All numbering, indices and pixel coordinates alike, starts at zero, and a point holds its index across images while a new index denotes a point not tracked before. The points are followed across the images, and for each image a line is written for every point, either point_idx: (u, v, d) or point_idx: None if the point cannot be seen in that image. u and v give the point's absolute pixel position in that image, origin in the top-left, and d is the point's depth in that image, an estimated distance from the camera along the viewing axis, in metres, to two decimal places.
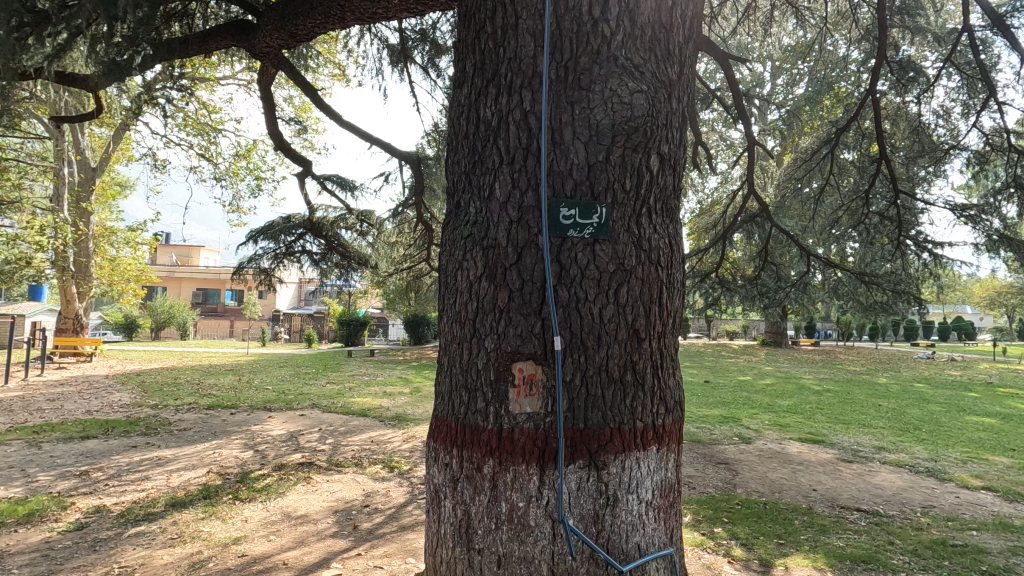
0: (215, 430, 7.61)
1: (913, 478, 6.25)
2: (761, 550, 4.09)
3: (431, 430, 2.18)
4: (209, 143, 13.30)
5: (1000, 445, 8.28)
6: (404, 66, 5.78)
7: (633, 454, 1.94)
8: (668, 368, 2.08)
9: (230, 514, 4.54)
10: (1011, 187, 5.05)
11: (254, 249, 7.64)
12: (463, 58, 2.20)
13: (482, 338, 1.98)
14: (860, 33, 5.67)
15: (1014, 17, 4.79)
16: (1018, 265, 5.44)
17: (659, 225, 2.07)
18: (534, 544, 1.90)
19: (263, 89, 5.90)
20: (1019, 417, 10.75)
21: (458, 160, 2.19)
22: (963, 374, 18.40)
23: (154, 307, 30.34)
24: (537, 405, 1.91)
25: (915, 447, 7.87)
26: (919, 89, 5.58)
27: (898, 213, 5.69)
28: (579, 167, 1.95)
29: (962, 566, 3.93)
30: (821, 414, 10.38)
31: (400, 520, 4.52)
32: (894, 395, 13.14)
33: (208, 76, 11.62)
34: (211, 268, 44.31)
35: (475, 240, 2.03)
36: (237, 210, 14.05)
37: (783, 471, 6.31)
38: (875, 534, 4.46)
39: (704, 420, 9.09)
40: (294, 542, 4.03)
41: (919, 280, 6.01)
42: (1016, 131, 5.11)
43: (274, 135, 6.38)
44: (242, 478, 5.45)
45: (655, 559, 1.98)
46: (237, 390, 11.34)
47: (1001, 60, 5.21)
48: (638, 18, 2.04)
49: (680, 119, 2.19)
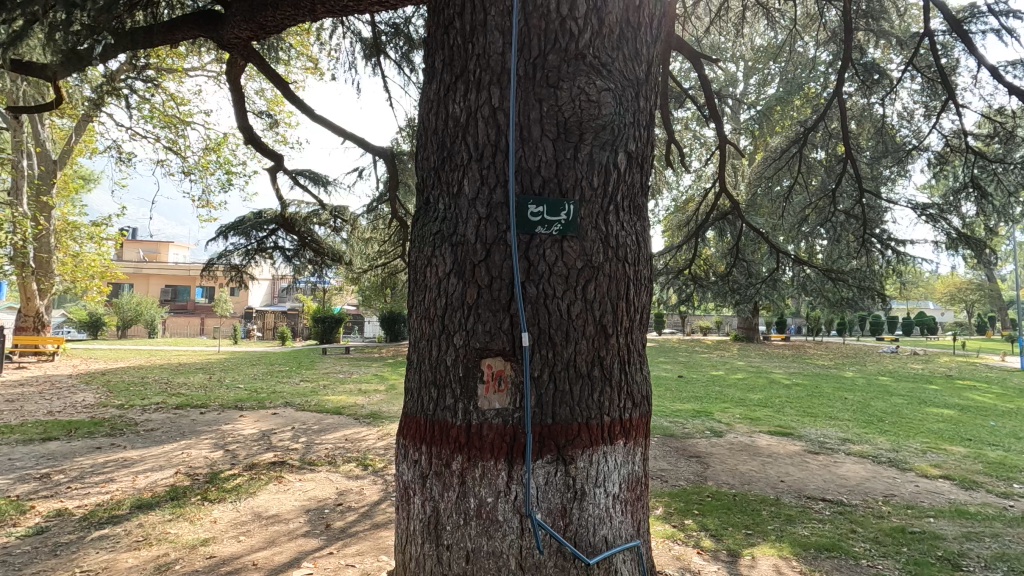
0: (184, 430, 7.44)
1: (875, 469, 6.47)
2: (729, 540, 4.19)
3: (400, 426, 2.18)
4: (177, 136, 12.91)
5: (957, 435, 8.59)
6: (377, 60, 5.71)
7: (600, 448, 1.96)
8: (635, 363, 2.11)
9: (198, 515, 4.46)
10: (970, 187, 5.23)
11: (224, 245, 7.50)
12: (433, 53, 2.19)
13: (451, 335, 1.98)
14: (828, 36, 5.79)
15: (972, 23, 4.94)
16: (976, 262, 5.64)
17: (627, 222, 2.10)
18: (502, 538, 1.91)
19: (232, 82, 5.74)
20: (975, 408, 11.20)
21: (427, 155, 2.17)
22: (925, 368, 19.09)
23: (121, 304, 29.47)
24: (505, 402, 1.92)
25: (878, 438, 8.13)
26: (883, 91, 5.75)
27: (864, 212, 5.86)
28: (546, 164, 1.96)
29: (919, 552, 4.08)
30: (790, 407, 10.63)
31: (374, 518, 4.50)
32: (860, 388, 13.54)
33: (176, 67, 11.29)
34: (180, 265, 43.19)
35: (444, 236, 2.03)
36: (207, 205, 13.70)
37: (752, 464, 6.45)
38: (839, 524, 4.60)
39: (677, 414, 9.23)
40: (264, 542, 3.98)
41: (883, 277, 6.19)
42: (974, 133, 5.30)
43: (245, 129, 6.25)
44: (212, 478, 5.36)
45: (622, 551, 2.01)
46: (207, 389, 11.08)
47: (961, 64, 5.39)
48: (606, 16, 2.05)
49: (648, 118, 2.22)
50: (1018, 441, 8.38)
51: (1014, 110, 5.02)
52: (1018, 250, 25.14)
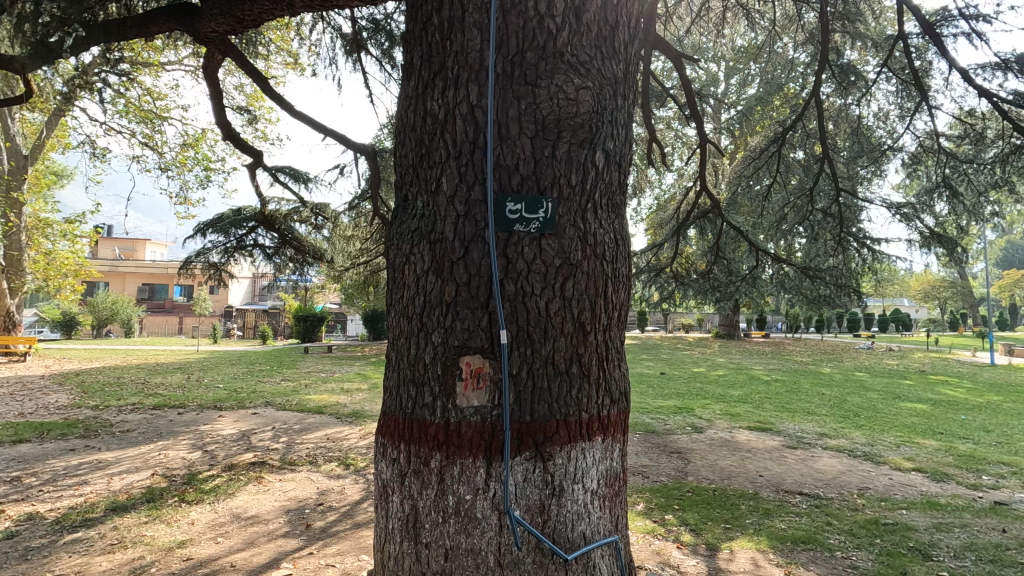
0: (161, 431, 7.31)
1: (851, 462, 6.61)
2: (708, 534, 4.25)
3: (378, 425, 2.18)
4: (153, 131, 12.64)
5: (929, 429, 8.82)
6: (358, 56, 5.65)
7: (579, 445, 1.97)
8: (613, 360, 2.12)
9: (175, 516, 4.40)
10: (942, 187, 5.36)
11: (202, 243, 7.37)
12: (411, 49, 2.18)
13: (429, 333, 1.98)
14: (806, 37, 5.88)
15: (944, 27, 5.05)
16: (948, 260, 5.79)
17: (605, 220, 2.11)
18: (481, 535, 1.91)
19: (209, 78, 5.64)
20: (947, 402, 11.52)
21: (406, 153, 2.17)
22: (900, 364, 19.56)
23: (95, 303, 28.77)
24: (483, 399, 1.92)
25: (854, 433, 8.31)
26: (859, 92, 5.86)
27: (840, 211, 5.99)
28: (524, 161, 1.96)
29: (891, 543, 4.18)
30: (769, 403, 10.81)
31: (356, 517, 4.47)
32: (837, 384, 13.83)
33: (152, 60, 11.05)
34: (158, 262, 42.40)
35: (422, 234, 2.03)
36: (185, 201, 13.44)
37: (732, 459, 6.55)
38: (815, 517, 4.69)
39: (658, 411, 9.34)
40: (243, 544, 3.93)
41: (860, 275, 6.29)
42: (947, 135, 5.41)
43: (223, 124, 6.14)
44: (190, 480, 5.27)
45: (600, 547, 2.02)
46: (185, 389, 10.90)
47: (934, 66, 5.50)
48: (584, 15, 2.06)
49: (625, 117, 2.24)
50: (987, 434, 8.64)
51: (983, 112, 5.15)
52: (989, 248, 25.80)
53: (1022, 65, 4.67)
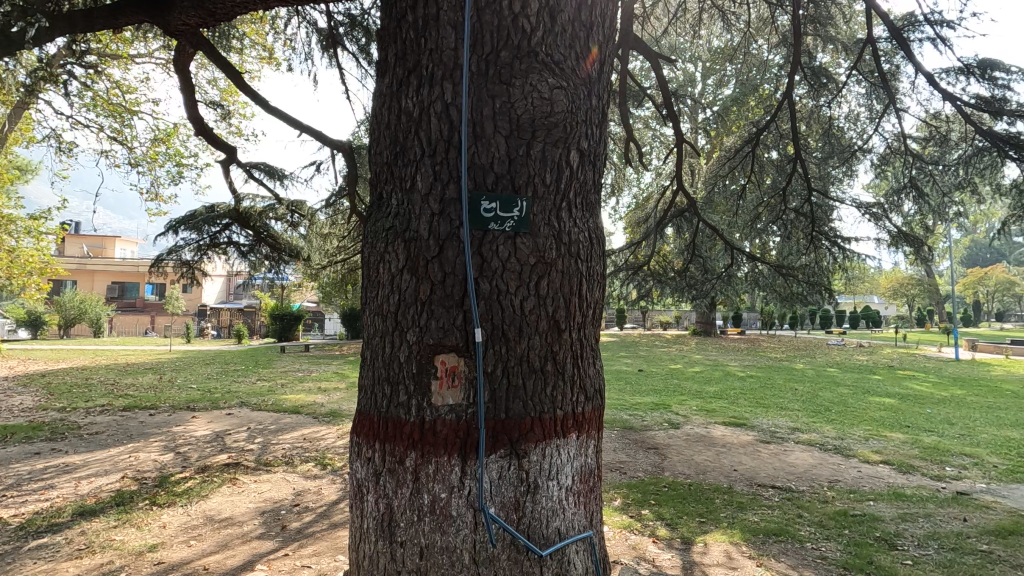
0: (132, 432, 7.14)
1: (822, 456, 6.78)
2: (683, 528, 4.31)
3: (353, 425, 2.16)
4: (122, 125, 12.28)
5: (897, 423, 9.09)
6: (334, 52, 5.58)
7: (553, 442, 1.99)
8: (588, 358, 2.15)
9: (146, 520, 4.31)
10: (910, 188, 5.56)
11: (174, 240, 7.21)
12: (386, 46, 2.18)
13: (404, 331, 1.98)
14: (779, 39, 6.00)
15: (912, 31, 5.19)
16: (916, 258, 5.99)
17: (579, 219, 2.13)
18: (456, 533, 1.91)
19: (181, 72, 5.51)
20: (914, 397, 11.89)
21: (380, 150, 2.16)
22: (869, 359, 20.16)
23: (63, 302, 27.92)
24: (458, 397, 1.93)
25: (825, 427, 8.52)
26: (830, 94, 6.01)
27: (812, 210, 6.14)
28: (499, 161, 1.97)
29: (859, 533, 4.30)
30: (744, 399, 11.00)
31: (332, 517, 4.44)
32: (810, 379, 14.18)
33: (120, 53, 10.72)
34: (128, 260, 41.35)
35: (397, 232, 2.03)
36: (157, 198, 13.09)
37: (708, 454, 6.66)
38: (787, 509, 4.80)
39: (636, 407, 9.45)
40: (216, 546, 3.87)
41: (831, 273, 6.46)
42: (915, 137, 5.57)
43: (195, 119, 6.00)
44: (161, 483, 5.15)
45: (575, 542, 2.04)
46: (156, 390, 10.65)
47: (902, 69, 5.66)
48: (559, 16, 2.07)
49: (600, 116, 2.26)
50: (951, 426, 8.94)
51: (948, 114, 5.30)
52: (954, 247, 26.66)
53: (983, 70, 4.84)
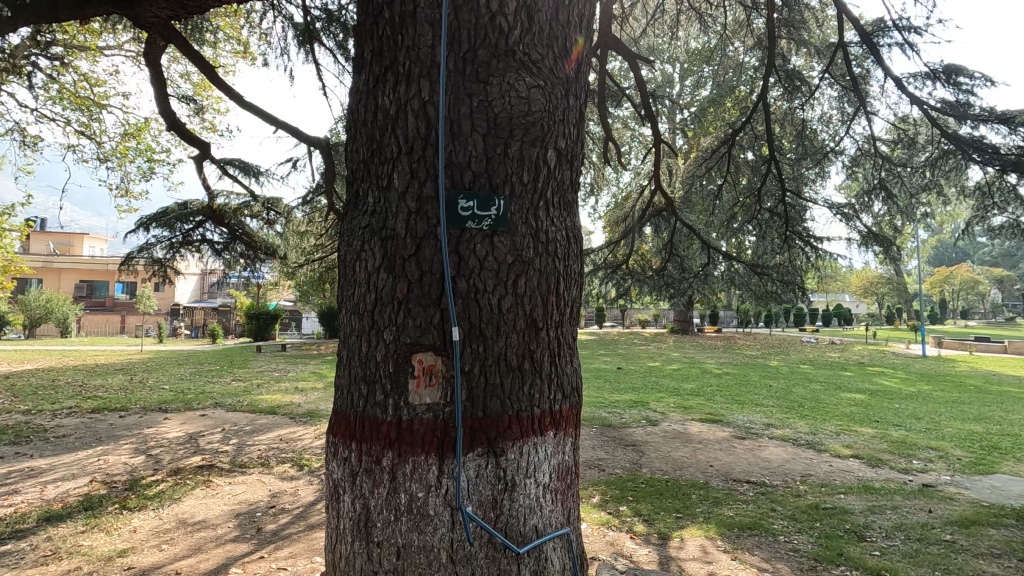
0: (101, 435, 6.95)
1: (795, 450, 6.94)
2: (661, 524, 4.37)
3: (330, 425, 2.14)
4: (90, 119, 11.92)
5: (867, 417, 9.35)
6: (311, 47, 5.51)
7: (531, 440, 2.00)
8: (565, 356, 2.16)
9: (116, 524, 4.20)
10: (879, 189, 5.71)
11: (145, 238, 7.03)
12: (362, 43, 2.16)
13: (381, 330, 1.96)
14: (754, 42, 6.10)
15: (882, 36, 5.32)
16: (885, 257, 6.14)
17: (556, 217, 2.14)
18: (433, 532, 1.91)
19: (152, 64, 5.37)
20: (883, 392, 12.24)
21: (357, 148, 2.14)
22: (841, 356, 20.68)
23: (27, 302, 27.01)
24: (436, 397, 1.92)
25: (798, 422, 8.72)
26: (803, 97, 6.13)
27: (786, 210, 6.26)
28: (476, 159, 1.97)
29: (830, 526, 4.41)
30: (720, 395, 11.18)
31: (309, 519, 4.39)
32: (784, 376, 14.48)
33: (88, 44, 10.40)
34: (97, 259, 40.19)
35: (373, 231, 2.01)
36: (127, 194, 12.75)
37: (685, 450, 6.75)
38: (761, 503, 4.90)
39: (615, 405, 9.54)
40: (189, 550, 3.79)
41: (805, 272, 6.58)
42: (884, 140, 5.72)
43: (166, 113, 5.86)
44: (132, 486, 5.03)
45: (553, 539, 2.06)
46: (126, 392, 10.38)
47: (872, 73, 5.80)
48: (536, 15, 2.08)
49: (578, 116, 2.27)
50: (917, 421, 9.22)
51: (916, 118, 5.46)
52: (921, 247, 27.47)
53: (949, 75, 4.99)
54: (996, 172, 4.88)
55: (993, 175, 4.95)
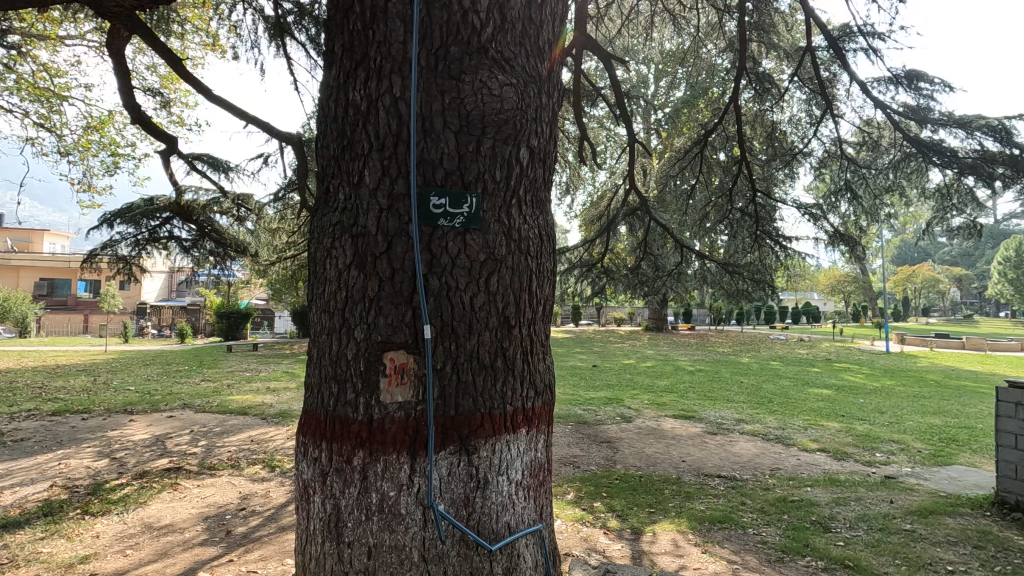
0: (62, 438, 6.72)
1: (764, 445, 7.10)
2: (634, 519, 4.42)
3: (299, 425, 2.11)
4: (50, 111, 11.47)
5: (833, 412, 9.62)
6: (282, 41, 5.41)
7: (503, 437, 2.00)
8: (537, 353, 2.17)
9: (77, 530, 4.07)
10: (845, 190, 5.87)
11: (109, 234, 6.82)
12: (333, 36, 2.13)
13: (352, 328, 1.95)
14: (726, 44, 6.20)
15: (848, 41, 5.46)
16: (851, 257, 6.31)
17: (529, 215, 2.14)
18: (405, 531, 1.90)
19: (115, 55, 5.20)
20: (849, 387, 12.61)
21: (327, 144, 2.12)
22: (809, 353, 21.21)
23: None
24: (408, 395, 1.91)
25: (767, 417, 8.92)
26: (773, 99, 6.27)
27: (756, 210, 6.39)
28: (449, 156, 1.96)
29: (797, 518, 4.52)
30: (693, 392, 11.38)
31: (281, 521, 4.32)
32: (754, 372, 14.81)
33: (47, 33, 10.00)
34: (57, 256, 38.81)
35: (344, 228, 1.99)
36: (90, 189, 12.33)
37: (657, 446, 6.85)
38: (731, 497, 5.00)
39: (590, 402, 9.63)
40: (154, 555, 3.70)
41: (775, 271, 6.72)
42: (851, 141, 5.87)
43: (131, 106, 5.69)
44: (95, 490, 4.88)
45: (525, 535, 2.06)
46: (90, 393, 10.07)
47: (839, 77, 5.95)
48: (509, 12, 2.08)
49: (550, 115, 2.28)
50: (881, 415, 9.53)
51: (879, 121, 5.62)
52: (886, 247, 28.38)
53: (910, 80, 5.16)
54: (954, 175, 5.07)
55: (952, 178, 5.15)
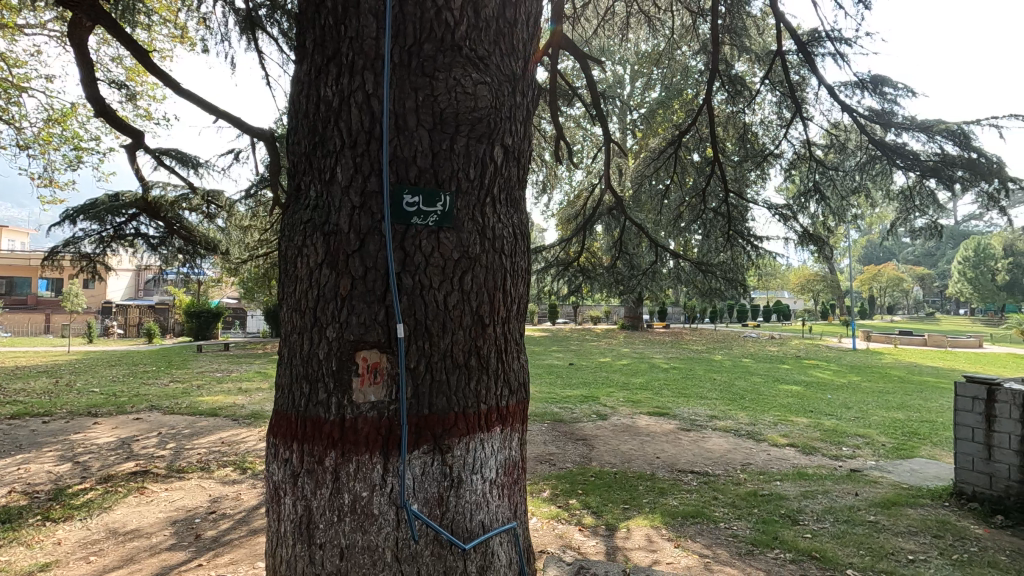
0: (21, 442, 6.48)
1: (736, 441, 7.24)
2: (608, 515, 4.47)
3: (269, 425, 2.08)
4: (7, 103, 11.04)
5: (802, 408, 9.86)
6: (253, 35, 5.29)
7: (477, 436, 2.00)
8: (512, 352, 2.17)
9: (37, 537, 3.93)
10: (814, 191, 6.01)
11: (72, 231, 6.62)
12: (304, 31, 2.09)
13: (323, 327, 1.92)
14: (699, 46, 6.29)
15: (816, 46, 5.59)
16: (820, 256, 6.47)
17: (503, 214, 2.14)
18: (378, 532, 1.88)
19: (77, 46, 5.03)
20: (818, 383, 12.95)
21: (298, 140, 2.08)
22: (780, 350, 21.70)
23: None
24: (381, 394, 1.89)
25: (739, 414, 9.11)
26: (745, 101, 6.39)
27: (729, 210, 6.51)
28: (422, 153, 1.95)
29: (766, 511, 4.63)
30: (667, 389, 11.54)
31: (252, 524, 4.25)
32: (726, 369, 15.09)
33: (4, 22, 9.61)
34: (16, 253, 37.41)
35: (316, 226, 1.96)
36: (51, 184, 11.90)
37: (632, 443, 6.94)
38: (703, 492, 5.09)
39: (566, 400, 9.68)
40: (120, 561, 3.60)
41: (747, 270, 6.85)
42: (819, 143, 6.02)
43: (94, 99, 5.50)
44: (56, 495, 4.72)
45: (499, 534, 2.07)
46: (51, 395, 9.72)
47: (808, 81, 6.09)
48: (483, 10, 2.08)
49: (524, 113, 2.28)
50: (847, 410, 9.80)
51: (846, 124, 5.77)
52: (853, 247, 29.19)
53: (875, 85, 5.31)
54: (916, 177, 5.25)
55: (914, 180, 5.33)
